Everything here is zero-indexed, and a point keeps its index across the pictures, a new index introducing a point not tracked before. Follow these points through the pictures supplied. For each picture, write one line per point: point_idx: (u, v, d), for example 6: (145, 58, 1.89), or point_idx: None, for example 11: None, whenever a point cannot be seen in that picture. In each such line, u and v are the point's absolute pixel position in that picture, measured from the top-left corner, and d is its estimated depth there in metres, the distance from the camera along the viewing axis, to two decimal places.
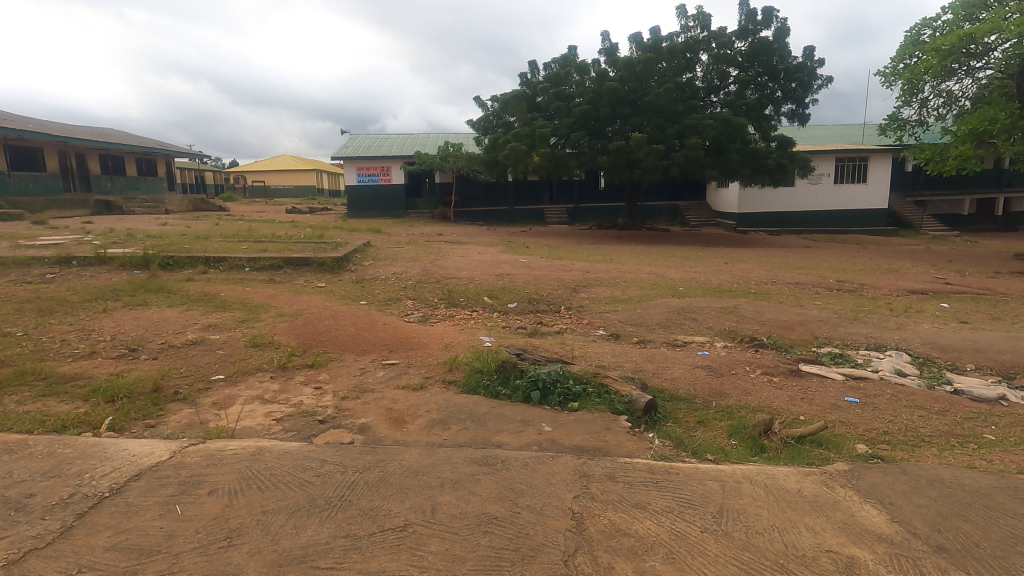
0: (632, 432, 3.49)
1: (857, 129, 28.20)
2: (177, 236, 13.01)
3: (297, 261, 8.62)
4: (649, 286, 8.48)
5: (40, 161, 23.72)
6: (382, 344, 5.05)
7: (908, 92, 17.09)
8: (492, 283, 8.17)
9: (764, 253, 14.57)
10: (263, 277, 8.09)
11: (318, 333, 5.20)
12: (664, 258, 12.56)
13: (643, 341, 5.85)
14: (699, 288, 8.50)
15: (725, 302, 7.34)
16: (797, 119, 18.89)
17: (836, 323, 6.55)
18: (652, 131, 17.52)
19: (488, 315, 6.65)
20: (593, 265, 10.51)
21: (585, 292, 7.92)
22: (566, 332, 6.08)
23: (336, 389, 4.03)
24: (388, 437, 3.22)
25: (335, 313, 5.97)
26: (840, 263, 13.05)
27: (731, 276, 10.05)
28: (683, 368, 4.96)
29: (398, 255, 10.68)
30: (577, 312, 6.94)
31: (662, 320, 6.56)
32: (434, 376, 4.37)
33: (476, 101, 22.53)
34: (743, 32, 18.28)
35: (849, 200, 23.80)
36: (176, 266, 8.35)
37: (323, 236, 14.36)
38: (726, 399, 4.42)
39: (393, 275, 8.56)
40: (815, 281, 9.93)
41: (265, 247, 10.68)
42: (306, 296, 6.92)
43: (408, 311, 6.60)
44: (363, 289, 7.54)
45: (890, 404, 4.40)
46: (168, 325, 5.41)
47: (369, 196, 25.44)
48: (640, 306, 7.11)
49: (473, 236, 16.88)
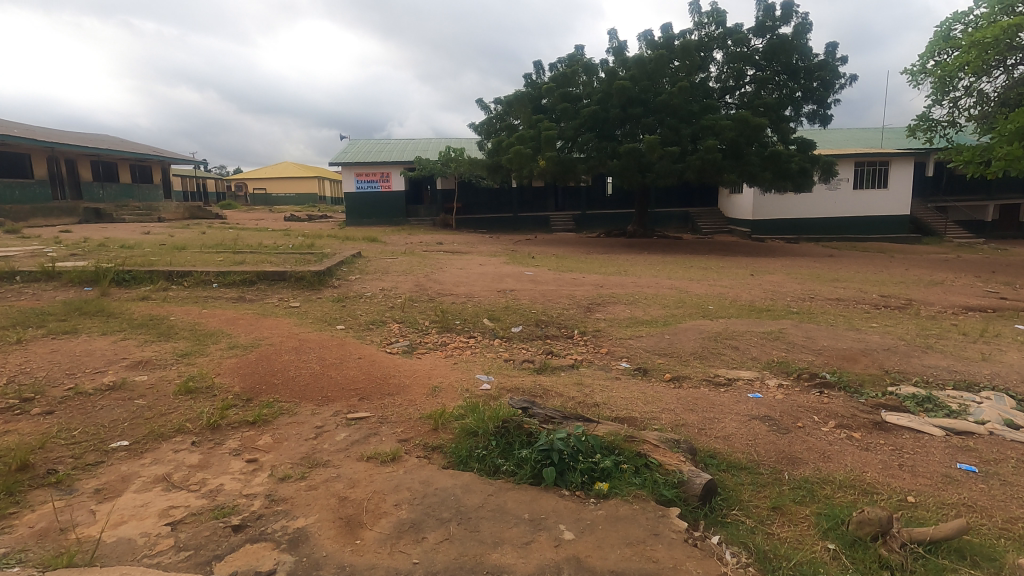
0: (693, 540, 2.41)
1: (874, 132, 27.11)
2: (154, 245, 12.06)
3: (273, 275, 7.61)
4: (674, 304, 7.40)
5: (28, 167, 22.78)
6: (352, 389, 3.98)
7: (939, 90, 16.00)
8: (494, 302, 7.10)
9: (790, 263, 13.51)
10: (230, 294, 7.05)
11: (272, 373, 4.11)
12: (682, 269, 11.51)
13: (678, 379, 4.77)
14: (731, 306, 7.43)
15: (766, 325, 6.24)
16: (817, 120, 17.93)
17: (908, 353, 5.42)
18: (664, 132, 16.46)
19: (487, 343, 5.57)
20: (607, 278, 9.44)
21: (601, 313, 6.84)
22: (583, 366, 4.99)
23: (277, 462, 2.94)
24: (331, 559, 2.15)
25: (301, 342, 4.88)
26: (875, 274, 11.94)
27: (761, 290, 8.97)
28: (736, 420, 3.87)
29: (390, 267, 9.62)
30: (594, 339, 5.86)
31: (696, 349, 5.45)
32: (414, 439, 3.28)
33: (479, 104, 21.56)
34: (761, 28, 17.29)
35: (870, 207, 22.69)
36: (133, 282, 7.35)
37: (314, 245, 13.49)
38: (802, 467, 3.33)
39: (381, 291, 7.51)
40: (857, 297, 8.85)
41: (243, 258, 9.68)
42: (273, 319, 5.86)
43: (391, 339, 5.52)
44: (344, 310, 6.48)
45: (1021, 476, 3.29)
46: (88, 361, 4.34)
47: (369, 203, 24.48)
48: (669, 331, 6.01)
49: (475, 245, 15.89)
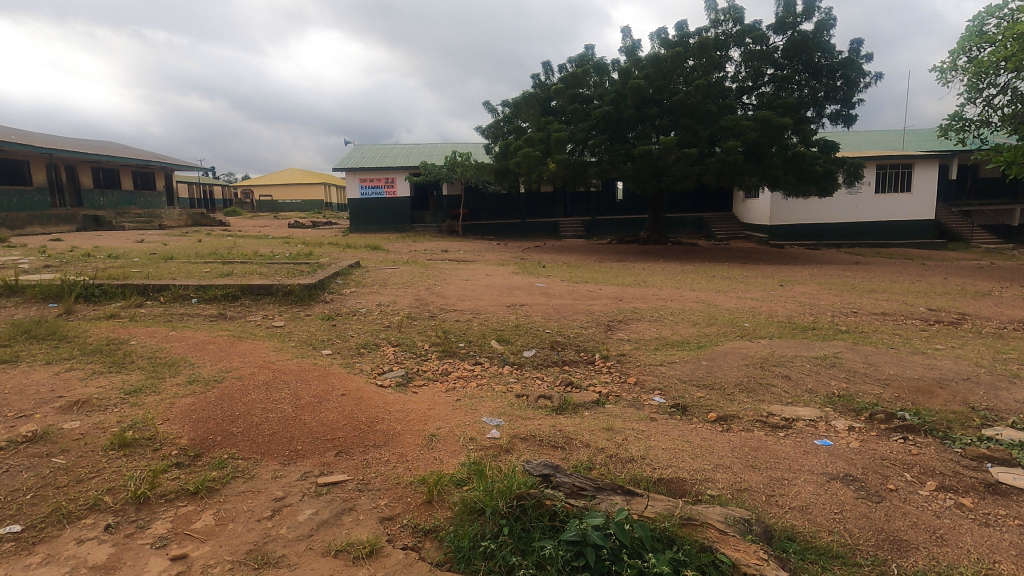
0: None
1: (895, 134, 26.18)
2: (142, 255, 11.43)
3: (258, 289, 6.91)
4: (705, 322, 6.61)
5: (27, 174, 22.25)
6: (328, 440, 3.21)
7: (971, 88, 15.11)
8: (502, 319, 6.35)
9: (817, 272, 12.67)
10: (209, 312, 6.32)
11: (231, 418, 3.34)
12: (705, 279, 10.71)
13: (724, 419, 3.98)
14: (769, 324, 6.63)
15: (816, 347, 5.42)
16: (841, 121, 17.08)
17: (992, 384, 4.58)
18: (681, 133, 15.65)
19: (496, 373, 4.78)
20: (626, 290, 8.67)
21: (623, 332, 6.06)
22: (610, 403, 4.19)
23: (211, 561, 2.18)
24: None
25: (276, 373, 4.12)
26: (912, 284, 11.08)
27: (796, 303, 8.15)
28: (812, 481, 3.06)
29: (389, 278, 8.89)
30: (619, 365, 5.06)
31: (741, 380, 4.64)
32: (400, 518, 2.51)
33: (487, 106, 20.88)
34: (781, 25, 16.50)
35: (893, 211, 21.77)
36: (103, 297, 6.66)
37: (313, 254, 12.79)
38: (912, 555, 2.52)
39: (377, 307, 6.77)
40: (903, 311, 8.02)
41: (232, 269, 8.98)
42: (250, 343, 5.10)
43: (384, 367, 4.75)
44: (333, 330, 5.75)
45: None
46: (14, 401, 3.59)
47: (373, 209, 23.82)
48: (705, 356, 5.21)
49: (482, 254, 15.16)
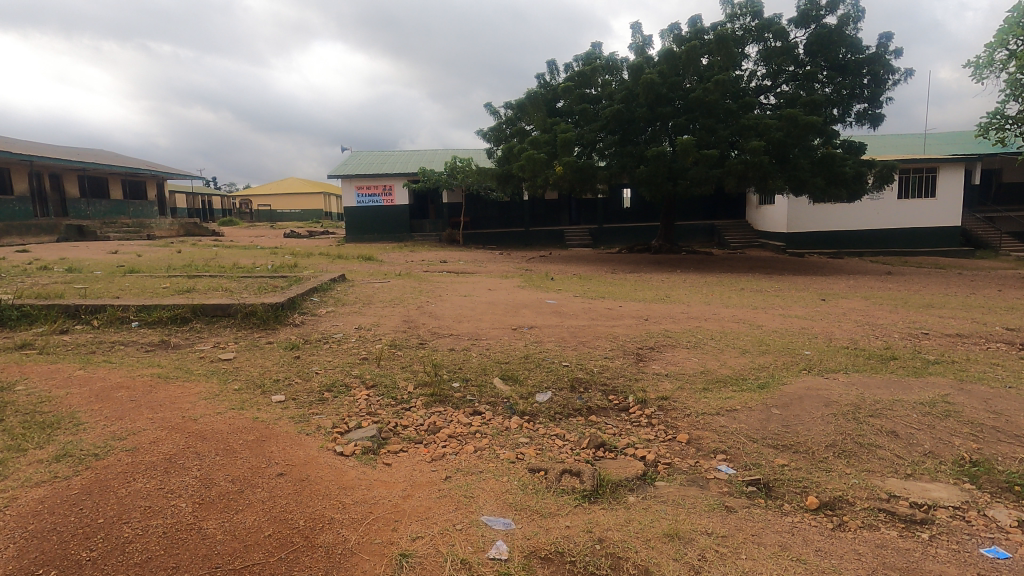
0: None
1: (916, 139, 25.02)
2: (106, 268, 10.31)
3: (213, 309, 5.72)
4: (756, 349, 5.39)
5: (7, 182, 21.16)
6: (235, 571, 2.00)
7: (1011, 84, 13.94)
8: (508, 347, 5.14)
9: (855, 283, 11.45)
10: (146, 340, 5.11)
11: (88, 531, 2.13)
12: (734, 293, 9.53)
13: (831, 508, 2.75)
14: (835, 351, 5.42)
15: (913, 389, 4.18)
16: (867, 120, 15.92)
17: None
18: (699, 132, 14.45)
19: (502, 429, 3.54)
20: (651, 308, 7.48)
21: (659, 364, 4.85)
22: (661, 481, 2.96)
23: None
24: None
25: (188, 443, 2.88)
26: (967, 297, 9.84)
27: (851, 323, 6.92)
28: None
29: (376, 294, 7.73)
30: (663, 415, 3.83)
31: (835, 441, 3.40)
32: None
33: (488, 109, 19.78)
34: (803, 18, 15.42)
35: (918, 218, 20.54)
36: (24, 321, 5.48)
37: (297, 265, 11.64)
38: None
39: (357, 332, 5.58)
40: (978, 331, 6.78)
41: (195, 284, 7.82)
42: (179, 386, 3.89)
43: (350, 423, 3.49)
44: (295, 365, 4.55)
45: None
46: None
47: (369, 218, 22.71)
48: (774, 401, 3.98)
49: (485, 265, 13.97)
